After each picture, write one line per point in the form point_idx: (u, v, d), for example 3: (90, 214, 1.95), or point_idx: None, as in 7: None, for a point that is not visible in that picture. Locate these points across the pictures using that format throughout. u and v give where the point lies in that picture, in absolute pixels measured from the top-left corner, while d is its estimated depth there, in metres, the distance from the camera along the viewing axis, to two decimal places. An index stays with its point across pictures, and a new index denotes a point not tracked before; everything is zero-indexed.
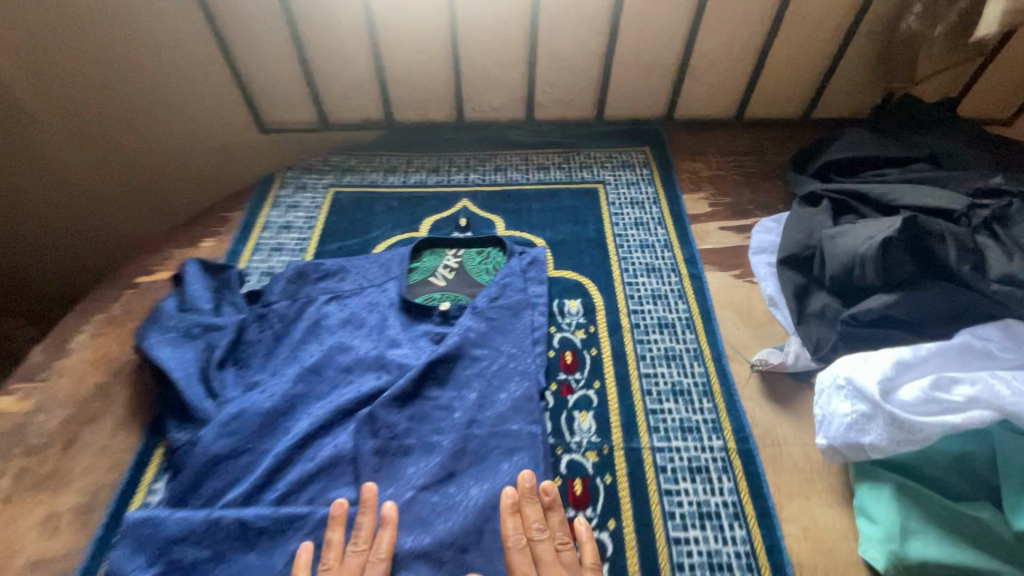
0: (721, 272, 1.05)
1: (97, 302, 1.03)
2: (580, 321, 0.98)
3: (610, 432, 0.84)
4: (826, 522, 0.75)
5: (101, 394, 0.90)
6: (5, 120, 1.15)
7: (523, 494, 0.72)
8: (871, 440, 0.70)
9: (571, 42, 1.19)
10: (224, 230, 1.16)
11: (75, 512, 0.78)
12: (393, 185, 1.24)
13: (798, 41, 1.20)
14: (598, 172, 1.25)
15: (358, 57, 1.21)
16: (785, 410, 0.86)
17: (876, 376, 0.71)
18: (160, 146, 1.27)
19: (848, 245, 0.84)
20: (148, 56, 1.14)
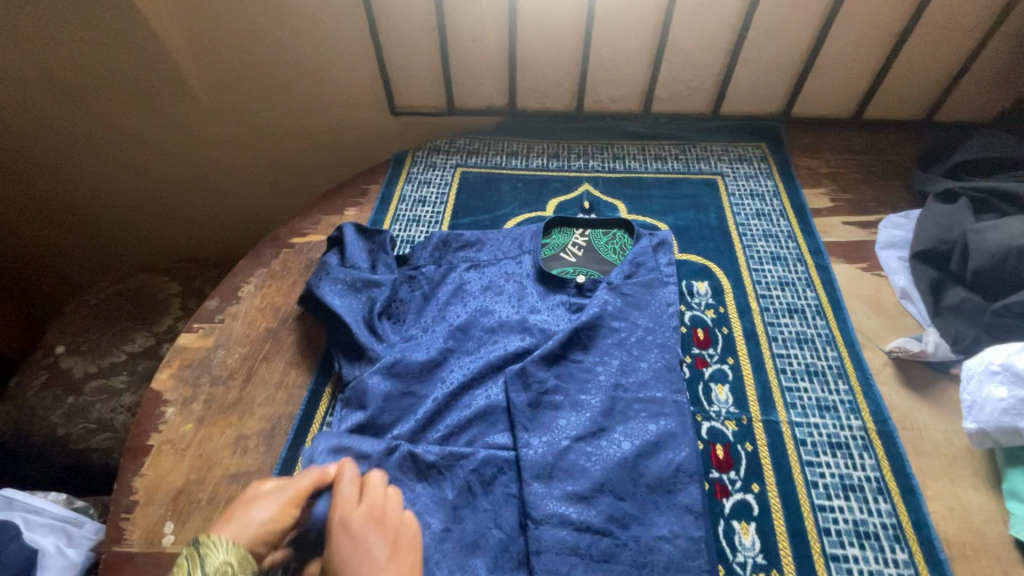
0: (847, 264, 1.07)
1: (259, 257, 1.14)
2: (709, 302, 1.02)
3: (748, 405, 0.88)
4: (973, 504, 0.76)
5: (271, 337, 1.00)
6: (174, 94, 1.32)
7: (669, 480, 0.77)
8: None
9: (700, 38, 1.24)
10: (364, 201, 1.25)
11: (260, 436, 0.88)
12: (516, 168, 1.32)
13: (930, 43, 1.21)
14: (715, 164, 1.29)
15: (493, 47, 1.28)
16: (924, 397, 0.87)
17: None
18: (304, 125, 1.39)
19: (1000, 239, 0.86)
20: (306, 39, 1.24)
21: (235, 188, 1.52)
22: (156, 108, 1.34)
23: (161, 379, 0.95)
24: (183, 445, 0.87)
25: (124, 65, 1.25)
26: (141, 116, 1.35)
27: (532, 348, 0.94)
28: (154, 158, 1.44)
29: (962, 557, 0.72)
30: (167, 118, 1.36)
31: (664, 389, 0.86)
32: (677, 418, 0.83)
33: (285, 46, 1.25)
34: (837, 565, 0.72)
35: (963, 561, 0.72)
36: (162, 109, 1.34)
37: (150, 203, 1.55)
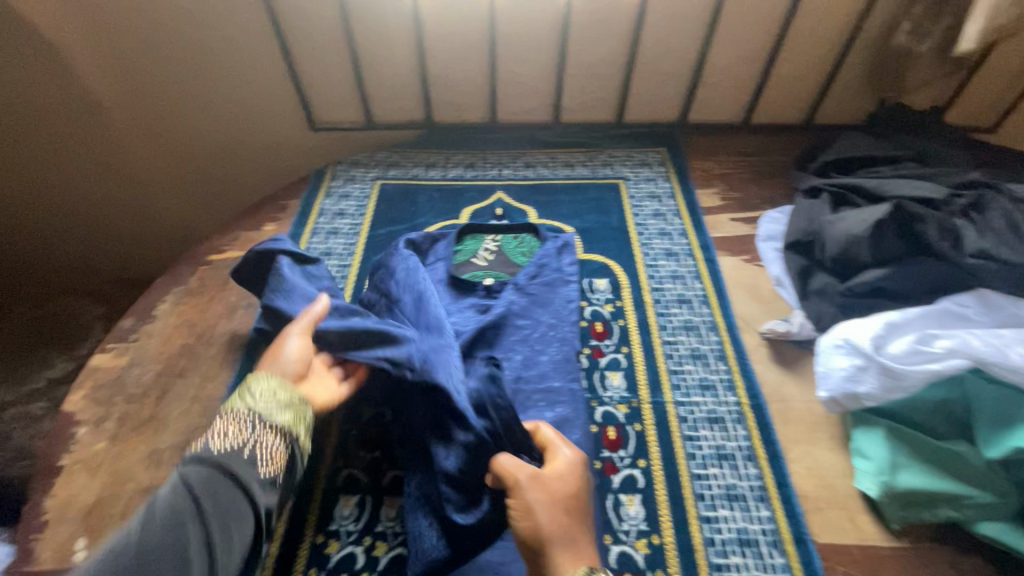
0: (732, 257, 1.18)
1: (176, 275, 1.15)
2: (608, 297, 1.10)
3: (638, 389, 0.96)
4: (828, 463, 0.87)
5: (187, 352, 1.02)
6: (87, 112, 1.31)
7: None
8: (866, 388, 0.83)
9: (598, 52, 1.33)
10: (283, 215, 1.28)
11: (174, 449, 0.90)
12: (433, 178, 1.37)
13: (800, 54, 1.34)
14: (619, 170, 1.38)
15: (405, 63, 1.34)
16: (791, 372, 0.98)
17: (869, 334, 0.83)
18: (223, 143, 1.40)
19: (844, 227, 0.96)
20: (218, 59, 1.27)
21: (155, 210, 1.50)
22: (66, 127, 1.33)
23: (72, 400, 0.95)
24: (94, 464, 0.88)
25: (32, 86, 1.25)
26: (53, 139, 1.34)
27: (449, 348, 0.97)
28: (68, 181, 1.42)
29: (816, 510, 0.82)
30: (81, 140, 1.35)
31: (562, 379, 0.94)
32: (573, 405, 0.90)
33: (197, 66, 1.27)
34: (709, 525, 0.81)
35: (817, 513, 0.82)
36: (75, 131, 1.33)
37: (66, 228, 1.52)
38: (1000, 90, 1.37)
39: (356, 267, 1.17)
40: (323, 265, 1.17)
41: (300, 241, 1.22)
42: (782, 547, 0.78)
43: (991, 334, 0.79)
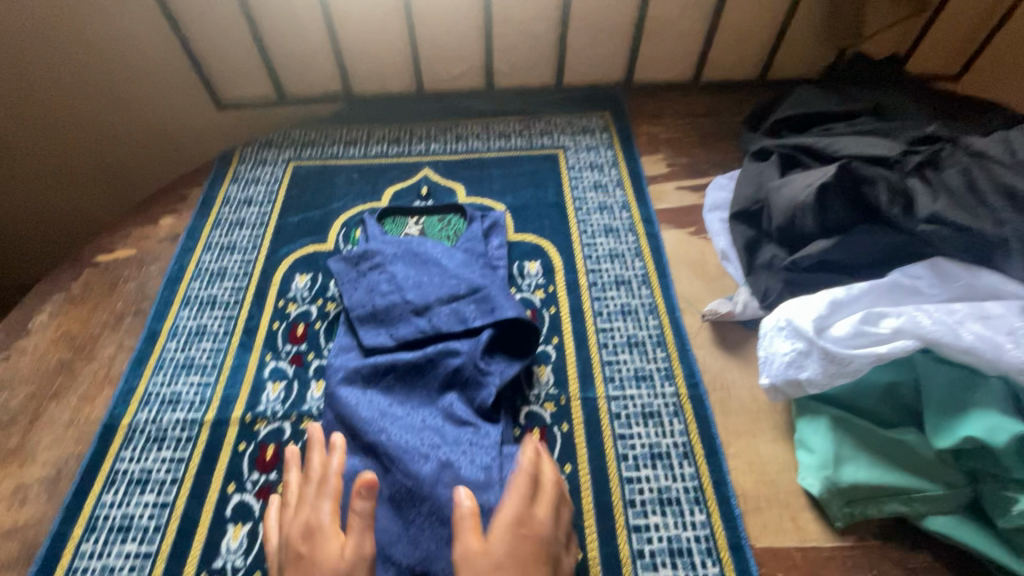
0: (676, 230, 1.08)
1: (57, 282, 1.02)
2: (539, 282, 1.00)
3: (568, 384, 0.87)
4: (770, 456, 0.79)
5: (64, 369, 0.91)
6: None
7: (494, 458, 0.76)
8: (808, 375, 0.74)
9: (526, 7, 1.19)
10: (183, 206, 1.15)
11: (44, 482, 0.80)
12: (353, 157, 1.25)
13: (750, 0, 1.21)
14: (558, 138, 1.26)
15: (311, 28, 1.19)
16: (735, 356, 0.89)
17: (811, 316, 0.74)
18: (115, 128, 1.25)
19: (789, 194, 0.86)
20: (93, 36, 1.11)
21: (41, 210, 1.34)
22: None
23: None
24: None
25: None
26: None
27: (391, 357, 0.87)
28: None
29: (755, 510, 0.75)
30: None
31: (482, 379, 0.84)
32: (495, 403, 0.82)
33: (68, 42, 1.11)
34: (638, 535, 0.73)
35: (755, 514, 0.75)
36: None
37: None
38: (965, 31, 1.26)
39: (262, 261, 1.05)
40: (225, 261, 1.05)
41: (201, 235, 1.09)
42: (716, 555, 0.72)
43: (942, 310, 0.70)
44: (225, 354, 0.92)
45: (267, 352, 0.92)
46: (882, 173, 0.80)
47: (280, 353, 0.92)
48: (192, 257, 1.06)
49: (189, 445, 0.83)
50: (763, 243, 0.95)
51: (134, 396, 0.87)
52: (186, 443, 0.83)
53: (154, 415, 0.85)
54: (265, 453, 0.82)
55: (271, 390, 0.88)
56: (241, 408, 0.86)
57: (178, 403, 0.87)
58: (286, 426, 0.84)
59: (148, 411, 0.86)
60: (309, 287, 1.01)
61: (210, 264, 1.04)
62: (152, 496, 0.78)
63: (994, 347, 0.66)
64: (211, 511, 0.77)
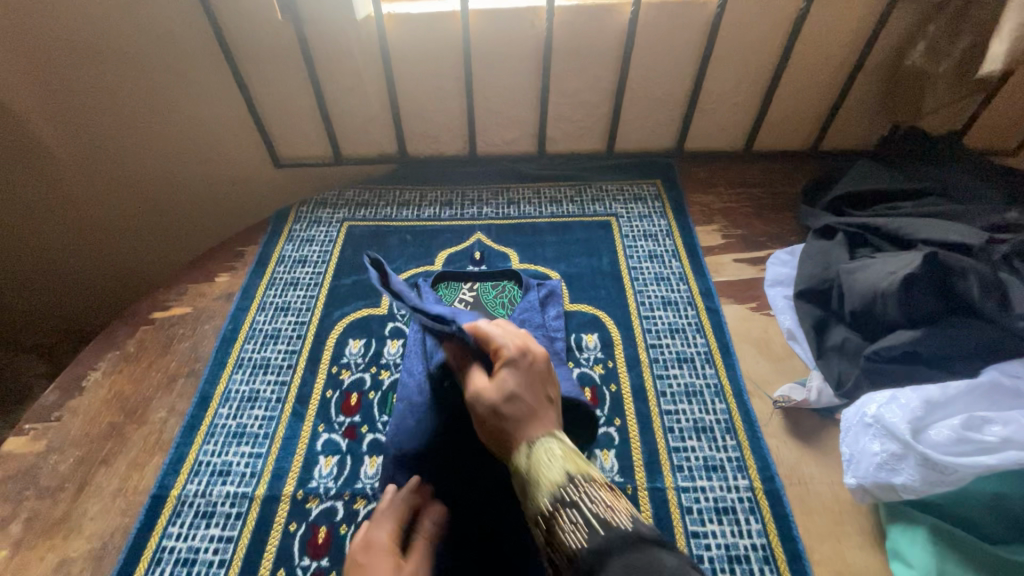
0: (736, 305, 1.05)
1: (112, 339, 1.02)
2: (598, 356, 0.97)
3: (633, 472, 0.83)
4: (858, 565, 0.73)
5: (114, 433, 0.89)
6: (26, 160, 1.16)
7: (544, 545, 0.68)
8: (903, 481, 0.69)
9: (583, 79, 1.21)
10: (238, 264, 1.16)
11: (87, 558, 0.76)
12: (406, 219, 1.25)
13: (805, 77, 1.22)
14: (610, 205, 1.26)
15: (374, 95, 1.22)
16: (810, 446, 0.84)
17: (904, 415, 0.70)
18: (179, 184, 1.29)
19: (867, 279, 0.83)
20: (166, 98, 1.15)
21: (96, 260, 1.36)
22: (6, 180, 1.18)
23: None
24: None
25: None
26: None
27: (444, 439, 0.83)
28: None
29: None
30: (16, 188, 1.19)
31: None
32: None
33: (143, 103, 1.15)
34: None
35: None
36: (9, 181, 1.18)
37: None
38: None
39: (316, 324, 1.04)
40: (279, 322, 1.04)
41: (255, 295, 1.09)
42: None
43: None
44: (277, 422, 0.90)
45: (319, 423, 0.90)
46: (972, 264, 0.76)
47: (334, 425, 0.89)
48: (246, 317, 1.05)
49: (238, 522, 0.79)
50: (834, 325, 0.92)
51: (183, 466, 0.85)
52: (235, 520, 0.80)
53: (204, 488, 0.83)
54: (317, 535, 0.78)
55: (323, 464, 0.85)
56: (293, 483, 0.83)
57: (228, 475, 0.84)
58: (339, 506, 0.80)
59: (198, 482, 0.83)
60: (363, 352, 0.99)
61: (264, 325, 1.04)
62: None
63: None
64: None
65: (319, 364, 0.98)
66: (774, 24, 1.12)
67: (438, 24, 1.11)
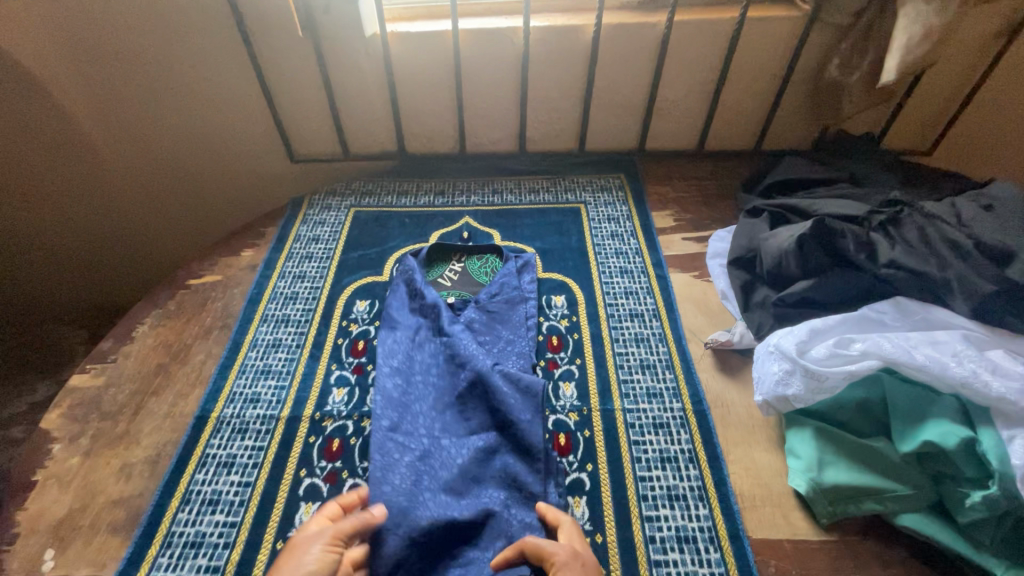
0: (682, 273, 1.25)
1: (155, 300, 1.21)
2: (564, 312, 1.17)
3: (589, 397, 1.02)
4: (764, 463, 0.92)
5: (162, 371, 1.07)
6: (80, 153, 1.40)
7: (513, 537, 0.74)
8: (793, 390, 0.88)
9: (556, 87, 1.43)
10: (261, 241, 1.35)
11: (145, 462, 0.94)
12: (405, 205, 1.46)
13: (744, 86, 1.44)
14: (580, 194, 1.47)
15: (378, 100, 1.43)
16: (733, 379, 1.04)
17: (793, 340, 0.90)
18: (208, 176, 1.49)
19: (776, 243, 1.04)
20: (201, 100, 1.36)
21: (134, 236, 1.59)
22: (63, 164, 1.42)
23: (50, 418, 1.00)
24: (67, 477, 0.92)
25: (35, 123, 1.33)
26: (46, 169, 1.42)
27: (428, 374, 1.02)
28: (48, 208, 1.49)
29: (751, 507, 0.87)
30: (74, 170, 1.43)
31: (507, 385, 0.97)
32: (522, 401, 0.95)
33: (181, 104, 1.35)
34: (650, 524, 0.86)
35: (751, 510, 0.87)
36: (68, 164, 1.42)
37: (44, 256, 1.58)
38: (932, 115, 1.47)
39: (328, 289, 1.23)
40: (297, 287, 1.24)
41: (276, 266, 1.29)
42: (717, 542, 0.83)
43: (900, 337, 0.85)
44: (297, 363, 1.09)
45: (332, 363, 1.08)
46: (850, 227, 0.96)
47: (344, 364, 1.08)
48: (269, 283, 1.25)
49: (267, 435, 0.97)
50: (756, 284, 1.12)
51: (221, 395, 1.03)
52: (265, 434, 0.98)
53: (238, 410, 1.01)
54: (331, 444, 0.96)
55: (336, 393, 1.03)
56: (311, 407, 1.01)
57: (257, 401, 1.02)
58: (348, 424, 0.99)
59: (233, 407, 1.01)
60: (368, 310, 1.18)
61: (284, 289, 1.23)
62: (237, 476, 0.92)
63: (940, 365, 0.80)
64: (285, 491, 0.91)
65: (330, 319, 1.17)
66: (713, 41, 1.34)
67: (432, 40, 1.32)
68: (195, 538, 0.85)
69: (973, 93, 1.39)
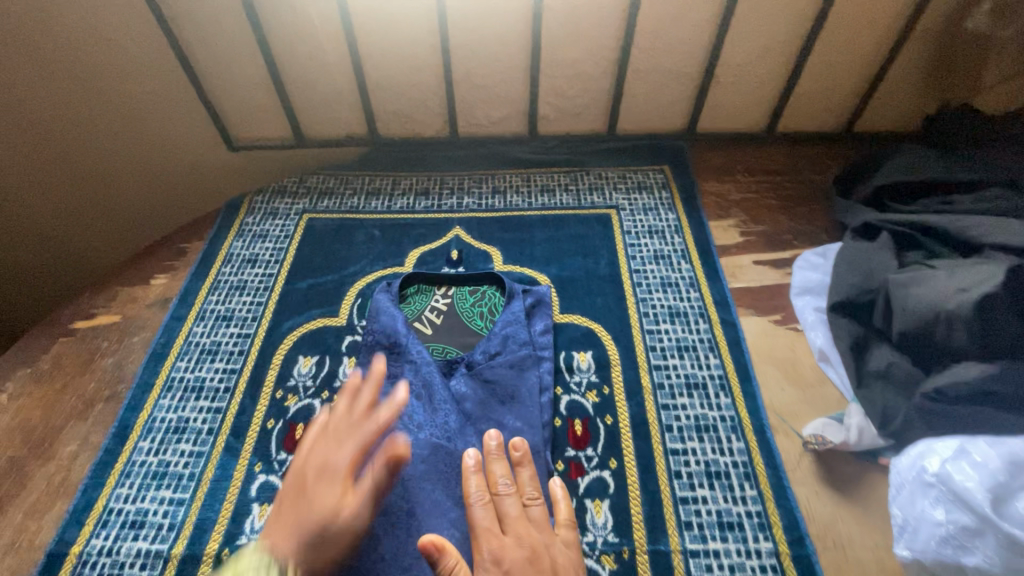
0: (757, 317, 0.89)
1: (24, 354, 0.88)
2: (591, 380, 0.82)
3: (631, 530, 0.68)
4: None
5: (14, 472, 0.75)
6: None
7: (492, 454, 0.60)
8: (976, 563, 0.54)
9: (581, 46, 1.02)
10: (180, 264, 1.00)
11: None
12: (376, 210, 1.09)
13: (841, 45, 1.03)
14: (610, 196, 1.09)
15: (333, 62, 1.03)
16: (848, 499, 0.69)
17: (984, 481, 0.54)
18: (113, 172, 1.09)
19: (931, 297, 0.67)
20: (85, 72, 0.96)
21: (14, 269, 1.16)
22: None
23: None
24: None
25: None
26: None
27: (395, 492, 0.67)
28: None
29: None
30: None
31: None
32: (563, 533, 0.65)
33: None
34: None
35: None
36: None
37: None
38: None
39: (262, 338, 0.89)
40: (219, 335, 0.89)
41: (194, 301, 0.94)
42: None
43: None
44: (206, 461, 0.75)
45: (256, 462, 0.75)
46: None
47: (273, 465, 0.75)
48: (182, 328, 0.90)
49: None
50: (876, 347, 0.76)
51: (91, 515, 0.71)
52: None
53: (111, 544, 0.69)
54: None
55: (257, 516, 0.71)
56: (219, 541, 0.69)
57: (142, 527, 0.70)
58: None
59: (105, 536, 0.70)
60: (314, 373, 0.84)
61: (200, 341, 0.89)
62: None
63: None
64: None
65: (260, 390, 0.82)
66: None
67: None
68: None
69: None
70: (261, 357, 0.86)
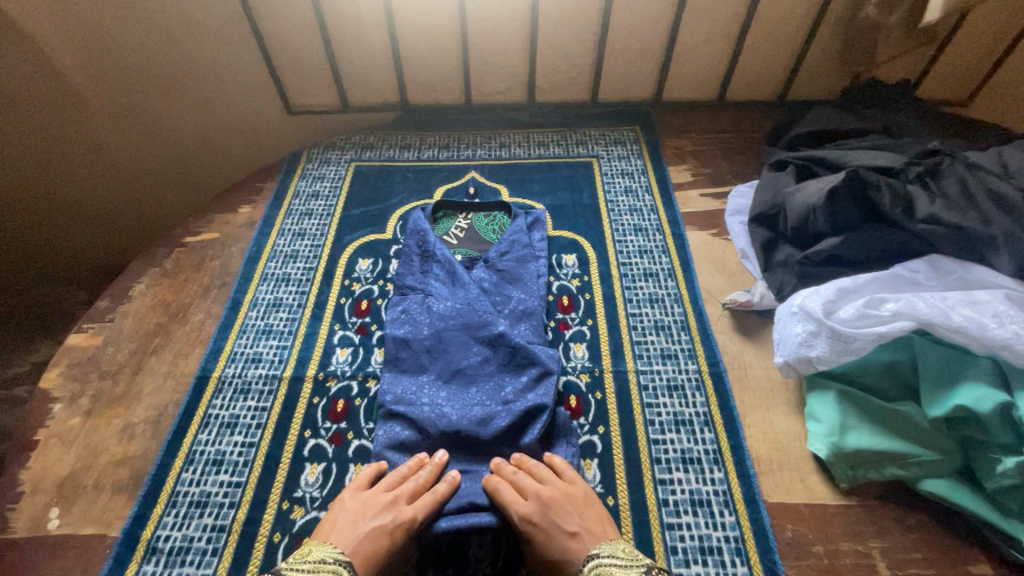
0: (699, 231, 1.19)
1: (151, 258, 1.17)
2: (575, 272, 1.12)
3: (600, 358, 0.98)
4: (781, 426, 0.89)
5: (161, 331, 1.04)
6: (85, 108, 1.31)
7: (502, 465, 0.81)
8: (817, 353, 0.83)
9: (569, 31, 1.32)
10: (259, 198, 1.30)
11: (148, 422, 0.92)
12: (408, 159, 1.39)
13: (770, 30, 1.33)
14: (592, 148, 1.39)
15: (376, 43, 1.33)
16: (751, 341, 1.00)
17: (821, 301, 0.84)
18: (201, 127, 1.41)
19: (804, 198, 0.97)
20: (191, 50, 1.27)
21: (136, 197, 1.52)
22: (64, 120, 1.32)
23: (49, 377, 0.98)
24: (69, 438, 0.90)
25: (12, 73, 1.21)
26: (17, 130, 1.31)
27: (435, 338, 0.97)
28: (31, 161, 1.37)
29: (768, 471, 0.84)
30: (44, 130, 1.32)
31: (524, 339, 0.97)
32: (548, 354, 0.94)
33: (166, 51, 1.26)
34: (663, 487, 0.84)
35: (768, 475, 0.84)
36: (34, 121, 1.30)
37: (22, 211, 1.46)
38: (975, 59, 1.35)
39: (329, 247, 1.19)
40: (296, 245, 1.19)
41: (275, 223, 1.24)
42: (732, 506, 0.81)
43: (936, 297, 0.80)
44: (299, 323, 1.05)
45: (335, 323, 1.05)
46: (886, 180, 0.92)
47: (348, 323, 1.04)
48: (268, 241, 1.20)
49: (270, 396, 0.95)
50: (779, 243, 1.06)
51: (222, 354, 1.01)
52: (268, 395, 0.96)
53: (241, 370, 0.99)
54: (336, 406, 0.93)
55: (340, 353, 1.00)
56: (315, 367, 0.98)
57: (259, 361, 1.00)
58: (353, 384, 0.96)
59: (235, 366, 0.99)
60: (371, 269, 1.14)
61: (283, 248, 1.18)
62: (240, 436, 0.91)
63: (979, 326, 0.75)
64: (290, 452, 0.89)
65: (332, 280, 1.12)
66: None
67: None
68: (200, 498, 0.85)
69: (1010, 51, 1.31)
70: (330, 259, 1.16)
